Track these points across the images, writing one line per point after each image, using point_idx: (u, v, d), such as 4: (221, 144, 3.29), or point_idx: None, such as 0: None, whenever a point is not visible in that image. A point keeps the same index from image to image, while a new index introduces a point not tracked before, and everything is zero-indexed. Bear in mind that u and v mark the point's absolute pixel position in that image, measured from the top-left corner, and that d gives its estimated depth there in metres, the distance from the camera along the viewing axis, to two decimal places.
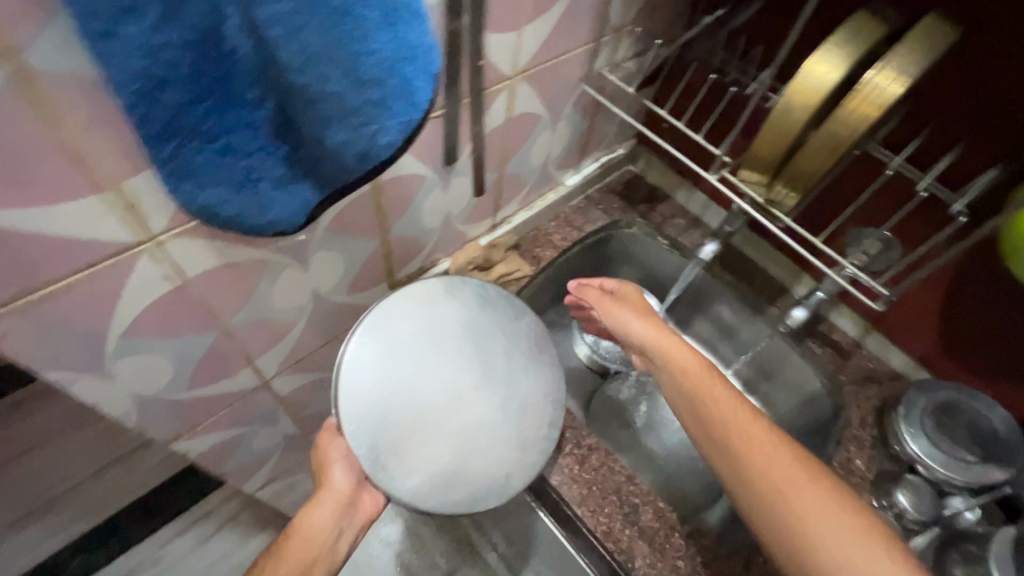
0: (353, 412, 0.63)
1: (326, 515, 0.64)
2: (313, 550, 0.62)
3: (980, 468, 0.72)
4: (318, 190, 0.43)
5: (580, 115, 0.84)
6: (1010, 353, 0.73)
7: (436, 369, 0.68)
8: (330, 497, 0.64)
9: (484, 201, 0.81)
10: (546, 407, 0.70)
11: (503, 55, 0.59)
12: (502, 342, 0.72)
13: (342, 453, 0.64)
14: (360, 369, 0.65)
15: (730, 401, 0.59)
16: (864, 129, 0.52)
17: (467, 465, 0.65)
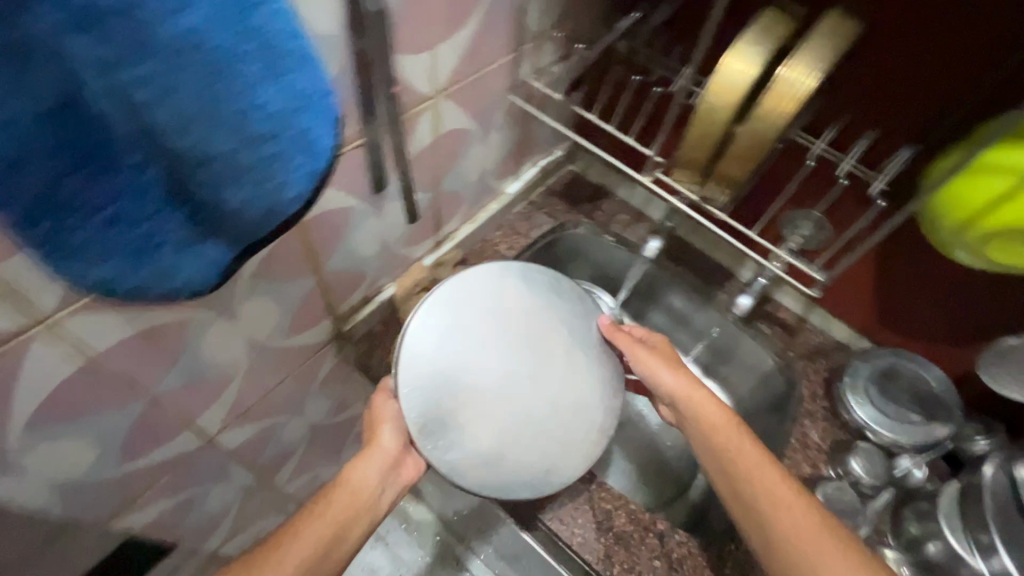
0: (413, 379, 0.63)
1: (373, 474, 0.66)
2: (352, 510, 0.64)
3: (923, 428, 0.77)
4: (230, 246, 0.38)
5: (511, 124, 0.83)
6: (939, 315, 0.77)
7: (500, 350, 0.66)
8: (378, 453, 0.66)
9: (423, 221, 0.79)
10: (603, 399, 0.69)
11: (418, 77, 0.57)
12: (565, 336, 0.69)
13: (393, 415, 0.67)
14: (426, 340, 0.64)
15: (756, 454, 0.60)
16: (784, 124, 0.53)
17: (514, 450, 0.64)
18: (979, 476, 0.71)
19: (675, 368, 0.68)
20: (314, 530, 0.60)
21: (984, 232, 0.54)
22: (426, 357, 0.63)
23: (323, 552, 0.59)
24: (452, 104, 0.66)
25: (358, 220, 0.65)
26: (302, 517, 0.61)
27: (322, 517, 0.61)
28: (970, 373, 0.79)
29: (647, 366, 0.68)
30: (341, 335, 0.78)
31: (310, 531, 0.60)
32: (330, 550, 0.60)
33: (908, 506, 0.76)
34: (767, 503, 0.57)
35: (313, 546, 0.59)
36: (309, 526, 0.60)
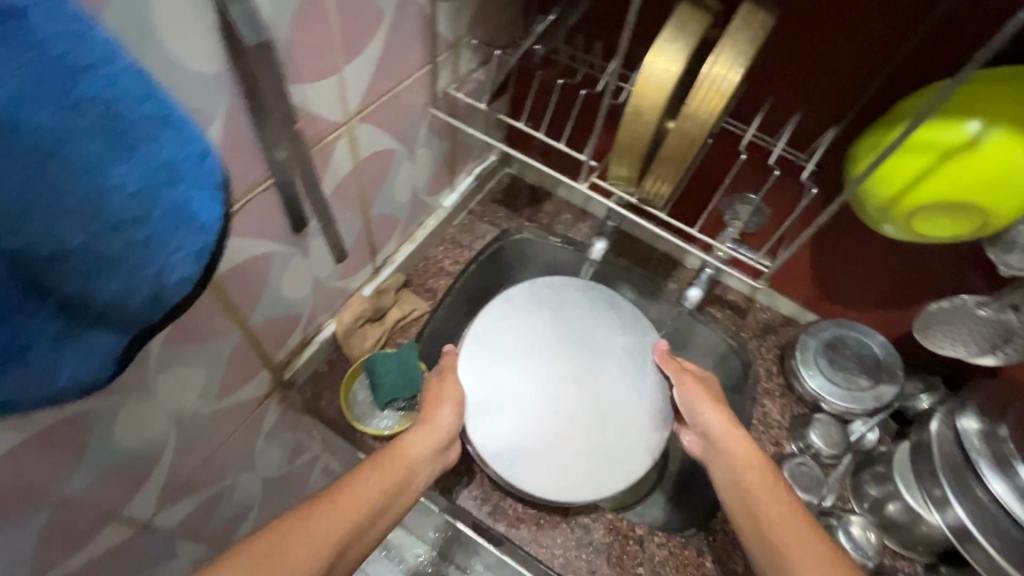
0: (472, 364, 0.73)
1: (424, 448, 0.63)
2: (398, 480, 0.59)
3: (873, 392, 0.79)
4: (122, 331, 0.31)
5: (438, 137, 0.79)
6: (875, 285, 0.80)
7: (552, 363, 0.74)
8: (435, 430, 0.65)
9: (356, 251, 0.74)
10: (648, 418, 0.73)
11: (325, 104, 0.52)
12: (618, 357, 0.76)
13: (454, 396, 0.68)
14: (484, 345, 0.74)
15: (785, 499, 0.58)
16: (712, 122, 0.52)
17: (555, 453, 0.69)
18: (926, 432, 0.74)
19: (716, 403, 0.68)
20: (357, 498, 0.55)
21: (906, 206, 0.55)
22: (482, 358, 0.73)
23: (364, 523, 0.55)
24: (369, 127, 0.61)
25: (280, 264, 0.59)
26: (348, 482, 0.56)
27: (369, 485, 0.57)
28: (907, 337, 0.82)
29: (687, 396, 0.69)
30: (281, 385, 0.72)
31: (355, 501, 0.55)
32: (371, 520, 0.55)
33: (866, 470, 0.78)
34: (788, 545, 0.54)
35: (356, 516, 0.54)
36: (353, 490, 0.56)
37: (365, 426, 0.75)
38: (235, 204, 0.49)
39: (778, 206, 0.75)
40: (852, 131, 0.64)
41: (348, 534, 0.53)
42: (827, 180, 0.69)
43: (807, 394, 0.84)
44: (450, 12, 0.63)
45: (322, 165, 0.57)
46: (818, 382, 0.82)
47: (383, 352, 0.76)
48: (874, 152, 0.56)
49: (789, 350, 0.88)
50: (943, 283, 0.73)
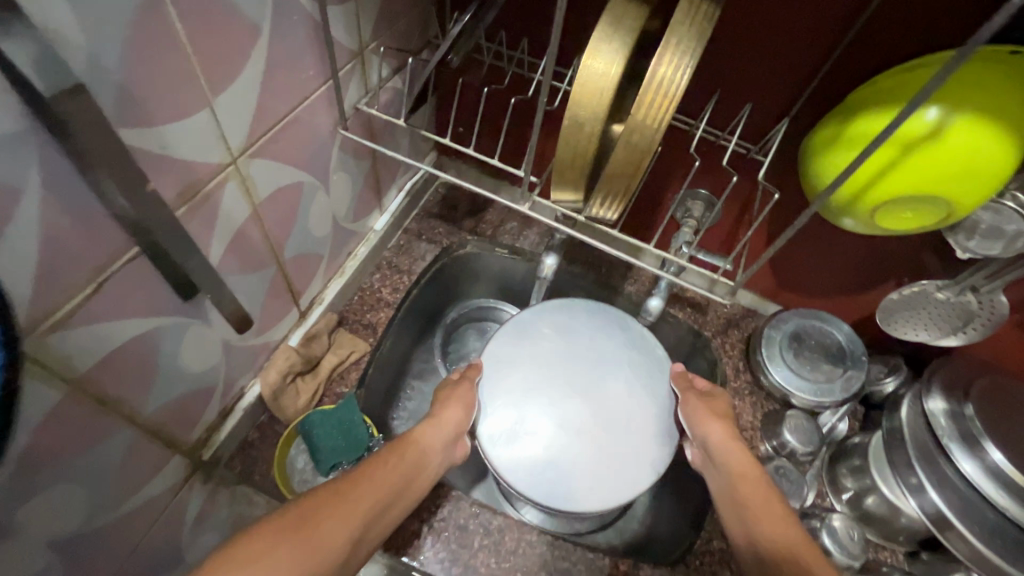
0: (488, 370, 0.70)
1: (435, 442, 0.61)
2: (411, 472, 0.56)
3: (841, 379, 0.76)
4: None
5: (354, 157, 0.69)
6: (835, 273, 0.76)
7: (572, 376, 0.71)
8: (446, 428, 0.63)
9: (271, 300, 0.64)
10: (659, 437, 0.68)
11: (193, 146, 0.42)
12: (628, 373, 0.72)
13: (467, 396, 0.67)
14: (505, 357, 0.71)
15: (782, 514, 0.54)
16: (661, 130, 0.45)
17: (571, 465, 0.65)
18: (897, 418, 0.71)
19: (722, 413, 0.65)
20: (374, 486, 0.52)
21: (869, 201, 0.52)
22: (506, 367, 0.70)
23: (380, 510, 0.51)
24: (265, 162, 0.51)
25: (171, 340, 0.49)
26: (364, 470, 0.53)
27: (386, 473, 0.54)
28: (868, 322, 0.80)
29: (691, 412, 0.66)
30: (202, 467, 0.62)
31: (374, 487, 0.52)
32: (387, 509, 0.52)
33: (843, 463, 0.76)
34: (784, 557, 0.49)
35: (375, 503, 0.51)
36: (370, 478, 0.52)
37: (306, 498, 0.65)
38: (88, 285, 0.38)
39: (736, 203, 0.70)
40: (805, 122, 0.59)
41: (369, 516, 0.49)
42: (783, 174, 0.64)
43: (776, 391, 0.81)
44: (346, 17, 0.54)
45: (207, 217, 0.47)
46: (786, 379, 0.79)
47: (321, 410, 0.66)
48: (830, 146, 0.52)
49: (753, 345, 0.84)
50: (901, 267, 0.70)
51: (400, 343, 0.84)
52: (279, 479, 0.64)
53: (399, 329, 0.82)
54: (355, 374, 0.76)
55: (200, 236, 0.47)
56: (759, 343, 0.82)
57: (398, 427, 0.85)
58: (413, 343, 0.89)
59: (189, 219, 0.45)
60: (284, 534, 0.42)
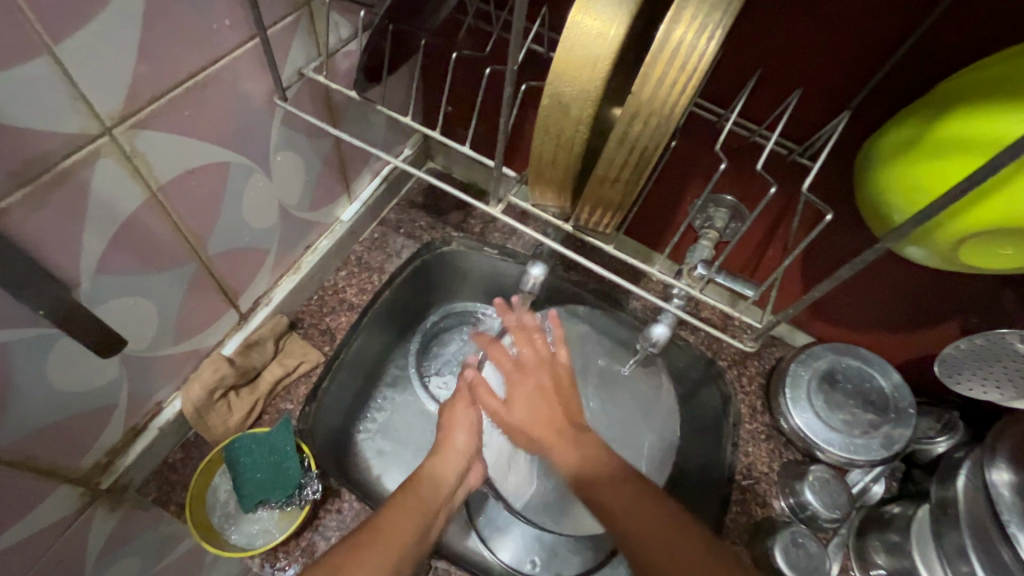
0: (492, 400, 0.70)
1: (452, 471, 0.56)
2: (431, 505, 0.53)
3: (881, 435, 0.63)
4: None
5: (307, 134, 0.57)
6: (882, 304, 0.63)
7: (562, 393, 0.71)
8: (453, 456, 0.56)
9: (192, 302, 0.53)
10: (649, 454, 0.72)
11: (27, 106, 0.32)
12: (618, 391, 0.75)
13: (468, 419, 0.59)
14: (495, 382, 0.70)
15: (628, 492, 0.47)
16: (675, 118, 0.32)
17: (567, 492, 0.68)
18: (951, 488, 0.56)
19: (529, 403, 0.54)
20: (400, 523, 0.49)
21: (952, 228, 0.37)
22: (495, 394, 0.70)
23: (407, 552, 0.49)
24: (163, 136, 0.40)
25: (28, 356, 0.39)
26: (384, 510, 0.50)
27: (409, 510, 0.51)
28: (916, 363, 0.66)
29: (508, 420, 0.56)
30: (103, 498, 0.52)
31: (401, 524, 0.49)
32: (417, 548, 0.50)
33: (876, 534, 0.63)
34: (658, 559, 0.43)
35: (404, 543, 0.49)
36: (393, 518, 0.49)
37: (225, 537, 0.55)
38: None
39: (773, 214, 0.57)
40: (868, 120, 0.46)
41: (399, 560, 0.47)
42: (835, 183, 0.51)
43: (798, 440, 0.68)
44: None
45: (66, 202, 0.36)
46: (810, 428, 0.66)
47: (251, 434, 0.57)
48: (903, 154, 0.38)
49: (775, 382, 0.71)
50: (968, 304, 0.57)
51: (370, 349, 0.70)
52: (192, 513, 0.54)
53: (373, 332, 0.69)
54: (303, 389, 0.65)
55: (57, 226, 0.36)
56: (783, 381, 0.69)
57: (374, 464, 0.69)
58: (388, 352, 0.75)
59: (34, 206, 0.34)
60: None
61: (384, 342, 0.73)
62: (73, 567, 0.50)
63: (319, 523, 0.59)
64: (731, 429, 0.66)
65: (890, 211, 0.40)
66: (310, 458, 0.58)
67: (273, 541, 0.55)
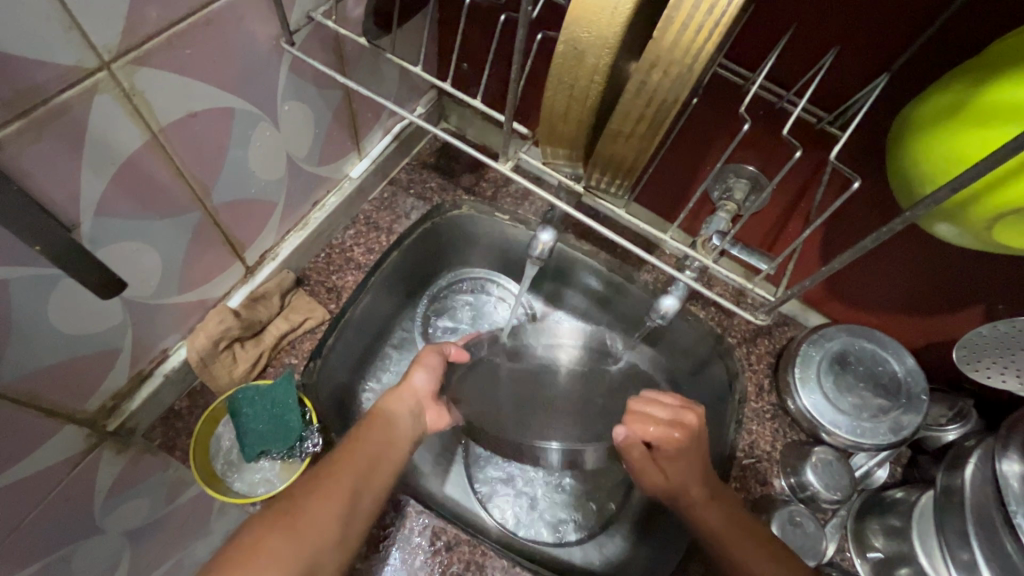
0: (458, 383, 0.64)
1: (405, 408, 0.55)
2: (394, 439, 0.53)
3: (890, 420, 0.61)
4: None
5: (315, 85, 0.56)
6: (901, 286, 0.61)
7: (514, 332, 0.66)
8: (408, 396, 0.56)
9: (195, 251, 0.53)
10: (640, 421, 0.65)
11: (17, 37, 0.31)
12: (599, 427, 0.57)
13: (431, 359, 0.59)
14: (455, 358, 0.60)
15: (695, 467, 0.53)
16: (698, 69, 0.30)
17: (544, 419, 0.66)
18: (958, 476, 0.55)
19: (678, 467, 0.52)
20: (355, 461, 0.49)
21: (987, 206, 0.34)
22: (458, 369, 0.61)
23: (365, 482, 0.48)
24: (163, 75, 0.40)
25: (29, 294, 0.39)
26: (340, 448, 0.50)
27: (369, 434, 0.51)
28: (931, 349, 0.65)
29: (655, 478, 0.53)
30: (109, 440, 0.53)
31: (359, 455, 0.49)
32: (377, 471, 0.50)
33: (876, 518, 0.62)
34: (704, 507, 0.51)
35: (358, 475, 0.48)
36: (353, 459, 0.49)
37: (226, 484, 0.57)
38: None
39: (799, 184, 0.54)
40: (905, 86, 0.43)
41: (357, 490, 0.47)
42: (865, 154, 0.48)
43: (804, 421, 0.66)
44: None
45: (63, 138, 0.36)
46: (818, 408, 0.64)
47: (255, 387, 0.58)
48: (937, 123, 0.36)
49: (785, 361, 0.70)
50: (992, 287, 0.55)
51: (379, 308, 0.70)
52: (196, 459, 0.56)
53: (381, 293, 0.68)
54: (308, 345, 0.65)
55: (53, 161, 0.36)
56: (793, 361, 0.68)
57: None
58: (396, 315, 0.74)
59: (32, 138, 0.34)
60: (272, 531, 0.41)
61: (394, 303, 0.72)
62: (80, 504, 0.51)
63: None
64: (735, 406, 0.65)
65: (924, 184, 0.38)
66: (312, 413, 0.59)
67: (274, 490, 0.56)
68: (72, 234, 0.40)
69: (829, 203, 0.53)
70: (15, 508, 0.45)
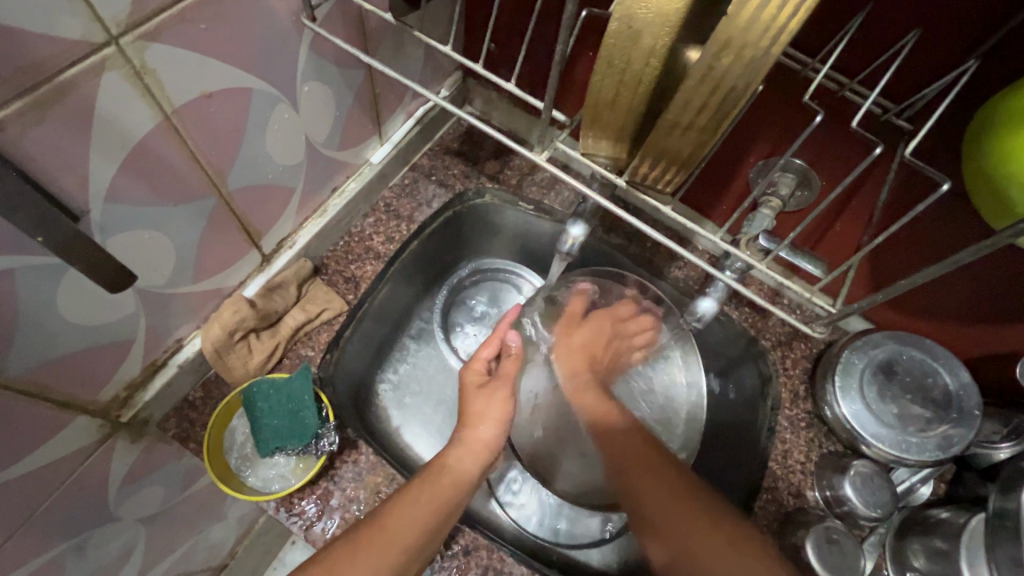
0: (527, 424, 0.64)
1: (475, 465, 0.54)
2: (454, 494, 0.51)
3: (938, 435, 0.57)
4: None
5: (337, 65, 0.52)
6: (958, 294, 0.57)
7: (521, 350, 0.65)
8: (477, 447, 0.55)
9: (208, 237, 0.50)
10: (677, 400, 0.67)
11: (19, 6, 0.29)
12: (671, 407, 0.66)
13: (501, 408, 0.57)
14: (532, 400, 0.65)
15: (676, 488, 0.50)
16: (774, 53, 0.27)
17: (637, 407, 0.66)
18: (1013, 499, 0.50)
19: (571, 349, 0.65)
20: (402, 523, 0.46)
21: None
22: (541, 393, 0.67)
23: (414, 551, 0.46)
24: (176, 51, 0.37)
25: (33, 283, 0.37)
26: (391, 508, 0.47)
27: (429, 493, 0.49)
28: (986, 360, 0.60)
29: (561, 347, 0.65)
30: (122, 431, 0.51)
31: (410, 514, 0.47)
32: (430, 537, 0.47)
33: (917, 537, 0.59)
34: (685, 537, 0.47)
35: (401, 548, 0.45)
36: (396, 521, 0.46)
37: (240, 480, 0.56)
38: None
39: (857, 179, 0.49)
40: (993, 75, 0.38)
41: (403, 559, 0.45)
42: (936, 148, 0.43)
43: (841, 431, 0.62)
44: None
45: (69, 118, 0.33)
46: (859, 419, 0.60)
47: (270, 380, 0.57)
48: None
49: (824, 366, 0.66)
50: None
51: (397, 300, 0.67)
52: (210, 453, 0.55)
53: (399, 283, 0.66)
54: (325, 337, 0.63)
55: (59, 142, 0.34)
56: (833, 368, 0.63)
57: (394, 415, 0.67)
58: (415, 304, 0.71)
59: (35, 120, 0.32)
60: None
61: (412, 294, 0.70)
62: (92, 495, 0.50)
63: (334, 474, 0.57)
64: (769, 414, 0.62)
65: (1004, 185, 0.34)
66: (328, 408, 0.57)
67: (289, 487, 0.55)
68: (80, 221, 0.38)
69: (891, 202, 0.49)
70: (24, 501, 0.44)
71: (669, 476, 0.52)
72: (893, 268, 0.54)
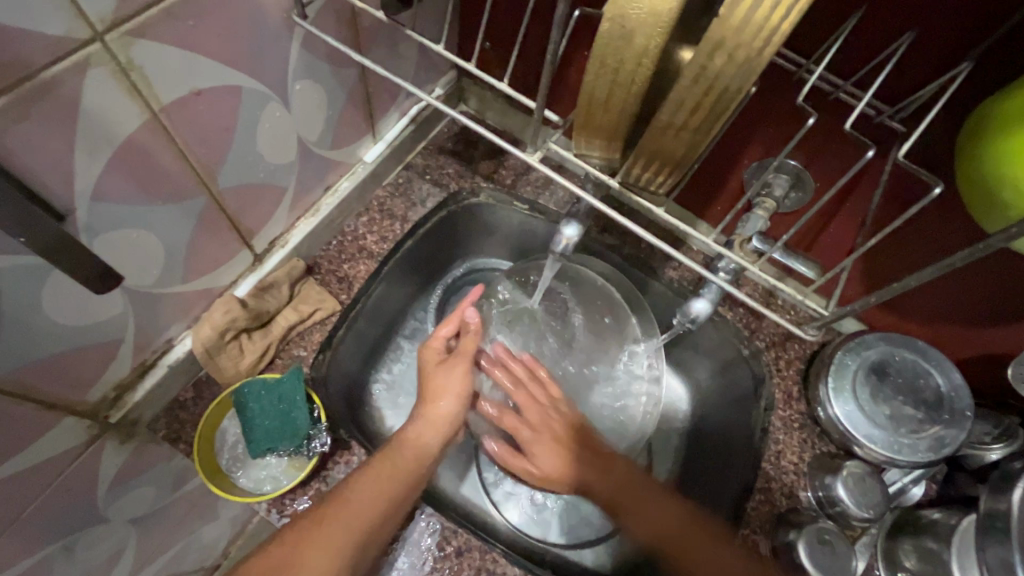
0: None
1: (434, 440, 0.53)
2: (412, 471, 0.51)
3: (930, 436, 0.57)
4: None
5: (329, 63, 0.52)
6: (952, 295, 0.57)
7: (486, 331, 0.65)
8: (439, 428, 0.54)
9: (198, 236, 0.50)
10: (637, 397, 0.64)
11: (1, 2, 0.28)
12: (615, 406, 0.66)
13: (460, 385, 0.55)
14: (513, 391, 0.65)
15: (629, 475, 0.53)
16: (768, 55, 0.26)
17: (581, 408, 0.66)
18: (1003, 500, 0.51)
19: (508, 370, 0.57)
20: (363, 505, 0.48)
21: None
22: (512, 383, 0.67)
23: (374, 528, 0.48)
24: (163, 49, 0.36)
25: (19, 282, 0.36)
26: (350, 485, 0.48)
27: (384, 473, 0.49)
28: (978, 362, 0.60)
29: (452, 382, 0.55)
30: (113, 431, 0.51)
31: (369, 496, 0.48)
32: (391, 515, 0.49)
33: (909, 538, 0.59)
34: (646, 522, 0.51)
35: (364, 525, 0.47)
36: (354, 500, 0.47)
37: (232, 481, 0.56)
38: None
39: (852, 181, 0.49)
40: (986, 77, 0.38)
41: (363, 536, 0.47)
42: (930, 149, 0.43)
43: (835, 432, 0.62)
44: None
45: (54, 115, 0.33)
46: (852, 420, 0.60)
47: (262, 380, 0.56)
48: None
49: (818, 367, 0.66)
50: None
51: (390, 300, 0.66)
52: (201, 455, 0.54)
53: (392, 283, 0.65)
54: (317, 337, 0.62)
55: (44, 140, 0.33)
56: (826, 369, 0.63)
57: (387, 416, 0.67)
58: (409, 304, 0.71)
59: (19, 117, 0.31)
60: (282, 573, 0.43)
61: (405, 294, 0.69)
62: (82, 496, 0.50)
63: (326, 475, 0.57)
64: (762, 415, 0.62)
65: (997, 188, 0.34)
66: (320, 409, 0.57)
67: (280, 488, 0.55)
68: (67, 220, 0.37)
69: (885, 204, 0.49)
70: (13, 502, 0.44)
71: (611, 461, 0.54)
72: (887, 269, 0.54)
